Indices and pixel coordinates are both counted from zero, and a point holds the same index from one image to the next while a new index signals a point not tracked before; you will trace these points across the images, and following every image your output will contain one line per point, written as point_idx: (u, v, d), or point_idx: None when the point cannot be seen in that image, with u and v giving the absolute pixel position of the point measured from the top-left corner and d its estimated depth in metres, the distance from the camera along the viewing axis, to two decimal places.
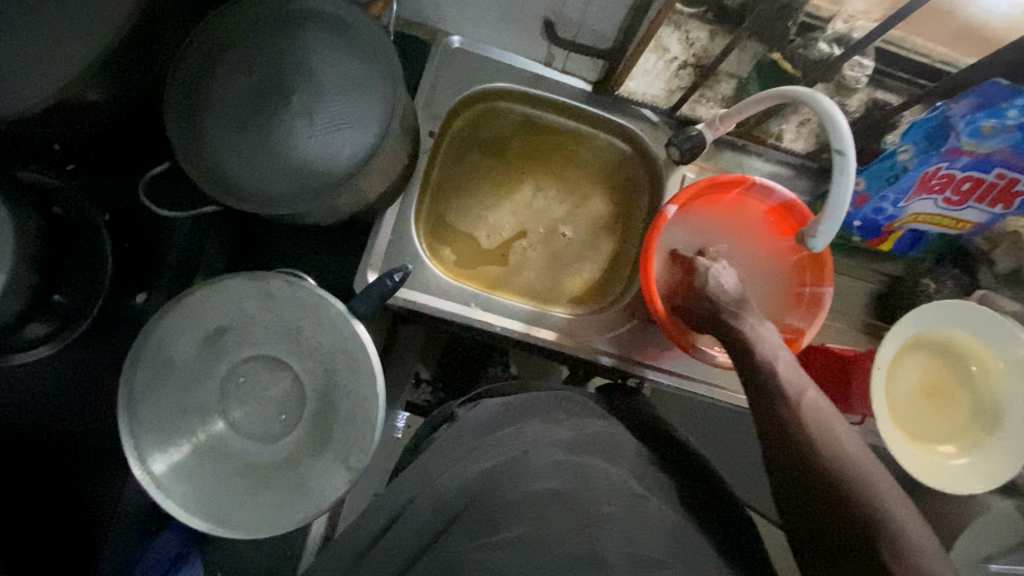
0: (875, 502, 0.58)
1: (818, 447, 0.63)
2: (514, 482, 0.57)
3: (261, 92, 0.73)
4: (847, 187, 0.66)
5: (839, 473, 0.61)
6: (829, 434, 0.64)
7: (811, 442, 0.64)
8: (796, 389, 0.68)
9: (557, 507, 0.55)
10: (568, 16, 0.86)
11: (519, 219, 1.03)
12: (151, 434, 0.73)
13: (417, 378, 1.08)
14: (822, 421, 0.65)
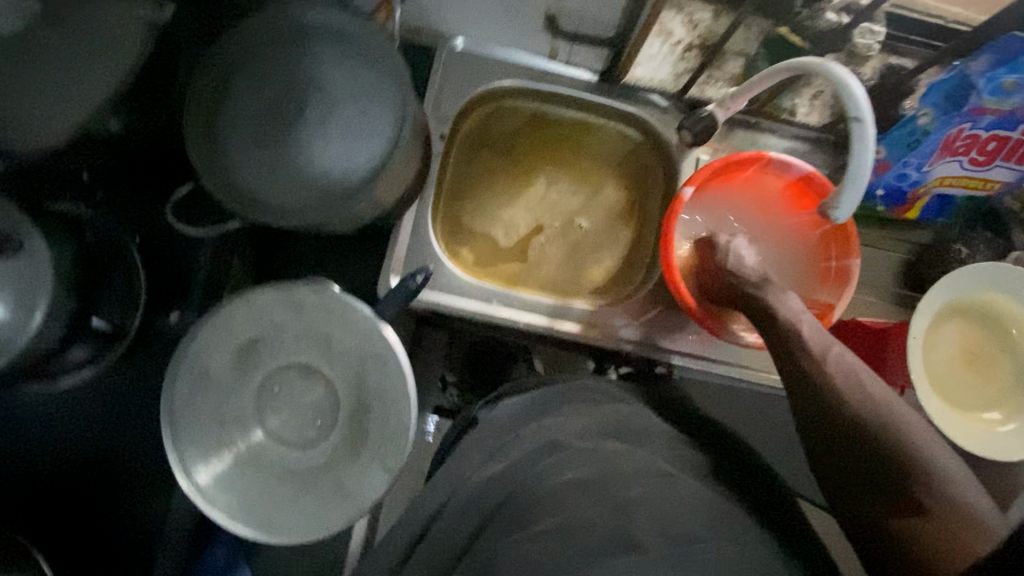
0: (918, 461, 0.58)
1: (854, 412, 0.63)
2: (544, 473, 0.57)
3: (274, 109, 0.75)
4: (870, 155, 0.65)
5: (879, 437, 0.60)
6: (863, 399, 0.64)
7: (846, 407, 0.63)
8: (822, 349, 0.69)
9: (586, 493, 0.54)
10: (567, 7, 0.86)
11: (536, 213, 1.04)
12: (194, 447, 0.75)
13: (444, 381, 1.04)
14: (855, 384, 0.65)
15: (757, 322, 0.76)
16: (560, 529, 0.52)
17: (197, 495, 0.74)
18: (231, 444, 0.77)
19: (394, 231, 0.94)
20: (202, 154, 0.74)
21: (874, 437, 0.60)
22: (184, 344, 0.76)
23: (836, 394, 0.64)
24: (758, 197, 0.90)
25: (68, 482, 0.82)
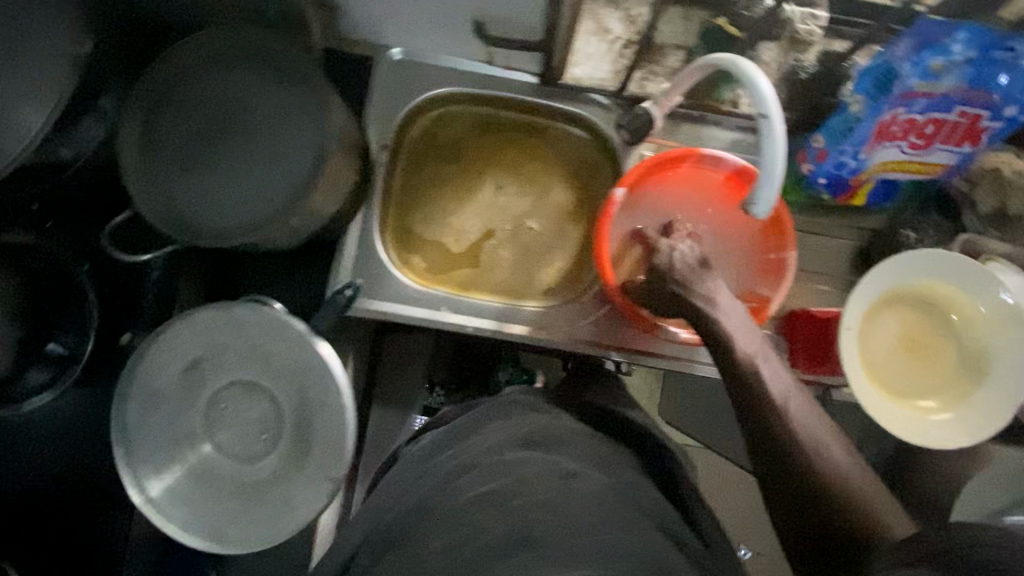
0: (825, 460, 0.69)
1: (781, 424, 0.70)
2: (458, 493, 0.63)
3: (206, 135, 0.79)
4: (780, 149, 0.65)
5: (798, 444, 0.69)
6: (789, 410, 0.71)
7: (774, 419, 0.70)
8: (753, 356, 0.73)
9: (498, 508, 0.59)
10: (493, 13, 0.87)
11: (485, 218, 1.05)
12: (146, 461, 0.78)
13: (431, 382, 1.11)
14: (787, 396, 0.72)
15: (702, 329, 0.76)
16: (465, 533, 0.58)
17: (149, 506, 0.77)
18: (180, 458, 0.79)
19: (342, 242, 0.95)
20: (138, 183, 0.77)
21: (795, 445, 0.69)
22: (132, 364, 0.78)
23: (766, 407, 0.71)
24: (694, 193, 0.89)
25: (34, 504, 0.85)
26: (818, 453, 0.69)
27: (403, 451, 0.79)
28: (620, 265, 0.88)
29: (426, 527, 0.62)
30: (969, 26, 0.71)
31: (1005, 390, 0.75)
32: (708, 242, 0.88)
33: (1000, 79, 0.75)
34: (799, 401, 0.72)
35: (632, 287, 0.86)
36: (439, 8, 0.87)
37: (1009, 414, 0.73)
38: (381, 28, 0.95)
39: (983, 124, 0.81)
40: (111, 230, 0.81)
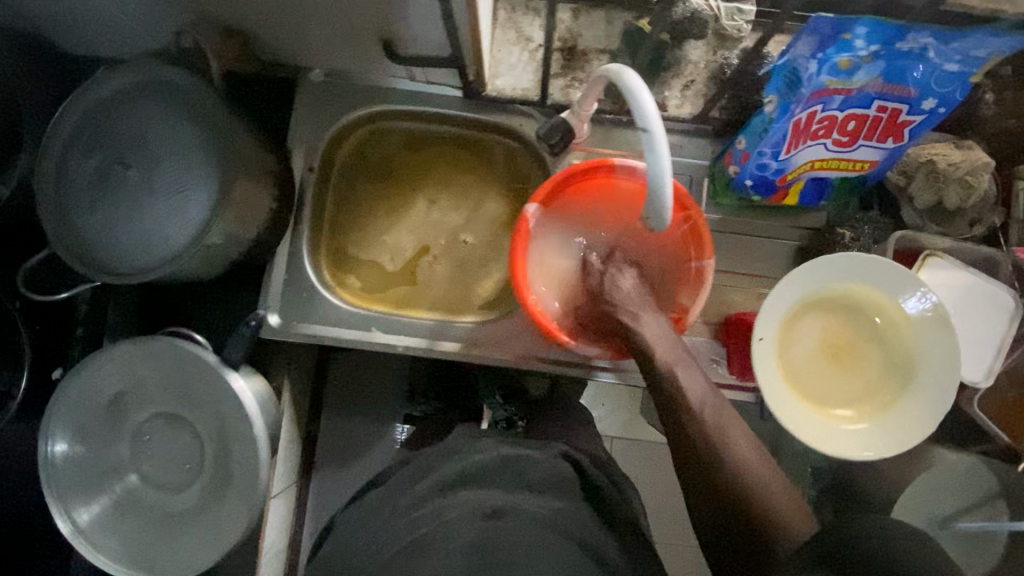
0: (746, 475, 0.67)
1: (700, 438, 0.69)
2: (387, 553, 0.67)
3: (104, 172, 0.79)
4: (665, 162, 0.63)
5: (718, 459, 0.68)
6: (709, 425, 0.70)
7: (693, 432, 0.70)
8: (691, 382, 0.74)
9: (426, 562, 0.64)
10: (399, 32, 0.86)
11: (418, 235, 1.03)
12: (73, 494, 0.80)
13: (413, 390, 1.14)
14: (708, 410, 0.71)
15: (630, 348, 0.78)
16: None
17: (79, 537, 0.79)
18: (110, 488, 0.81)
19: (270, 266, 0.95)
20: (49, 224, 0.78)
21: (713, 459, 0.68)
22: (55, 401, 0.79)
23: (686, 425, 0.71)
24: (617, 203, 0.87)
25: None
26: (738, 473, 0.67)
27: (337, 519, 0.79)
28: (562, 289, 0.88)
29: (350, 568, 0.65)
30: (868, 20, 0.66)
31: (928, 399, 0.72)
32: (633, 252, 0.87)
33: (914, 71, 0.71)
34: (719, 414, 0.71)
35: (580, 312, 0.87)
36: (347, 30, 0.87)
37: (933, 424, 0.70)
38: (298, 52, 0.95)
39: (904, 118, 0.77)
40: (28, 268, 0.85)
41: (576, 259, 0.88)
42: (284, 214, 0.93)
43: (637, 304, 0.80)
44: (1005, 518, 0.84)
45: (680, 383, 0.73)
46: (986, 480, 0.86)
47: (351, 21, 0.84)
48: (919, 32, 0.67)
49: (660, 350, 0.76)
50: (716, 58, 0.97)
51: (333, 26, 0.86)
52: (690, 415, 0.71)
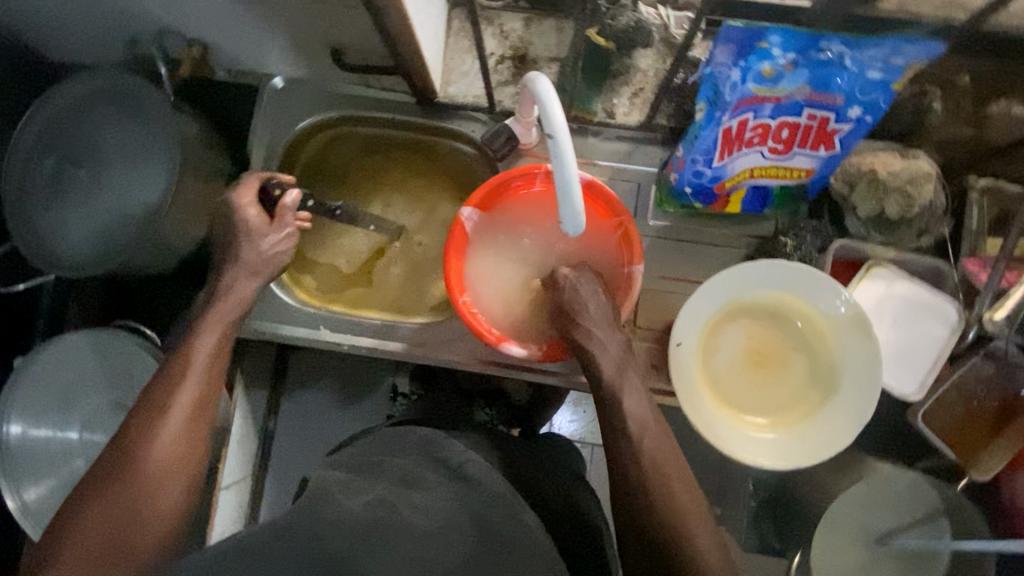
0: (667, 510, 0.64)
1: (632, 451, 0.67)
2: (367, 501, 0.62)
3: (61, 173, 0.84)
4: (571, 170, 0.64)
5: (642, 476, 0.66)
6: (641, 443, 0.67)
7: (626, 454, 0.68)
8: (628, 389, 0.70)
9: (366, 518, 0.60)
10: (346, 41, 0.89)
11: (372, 238, 1.04)
12: (22, 475, 0.83)
13: (394, 390, 1.12)
14: (645, 432, 0.68)
15: (581, 362, 0.74)
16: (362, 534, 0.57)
17: (24, 514, 0.82)
18: (58, 470, 0.84)
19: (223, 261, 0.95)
20: (12, 221, 0.83)
21: (640, 474, 0.66)
22: (12, 385, 0.84)
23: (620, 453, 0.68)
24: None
25: None
26: (661, 498, 0.65)
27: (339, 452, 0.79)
28: (507, 294, 0.86)
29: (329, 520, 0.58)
30: (779, 28, 0.66)
31: (850, 408, 0.72)
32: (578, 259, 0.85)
33: (839, 80, 0.71)
34: (655, 446, 0.68)
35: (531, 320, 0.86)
36: (297, 36, 0.90)
37: (851, 436, 0.70)
38: (258, 59, 0.99)
39: (834, 126, 0.77)
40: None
41: (519, 266, 0.87)
42: None
43: (594, 319, 0.74)
44: (948, 535, 0.82)
45: (621, 401, 0.69)
46: (930, 497, 0.84)
47: (300, 29, 0.88)
48: (831, 39, 0.67)
49: (599, 374, 0.72)
50: (664, 66, 0.97)
51: (284, 33, 0.90)
52: (624, 432, 0.68)
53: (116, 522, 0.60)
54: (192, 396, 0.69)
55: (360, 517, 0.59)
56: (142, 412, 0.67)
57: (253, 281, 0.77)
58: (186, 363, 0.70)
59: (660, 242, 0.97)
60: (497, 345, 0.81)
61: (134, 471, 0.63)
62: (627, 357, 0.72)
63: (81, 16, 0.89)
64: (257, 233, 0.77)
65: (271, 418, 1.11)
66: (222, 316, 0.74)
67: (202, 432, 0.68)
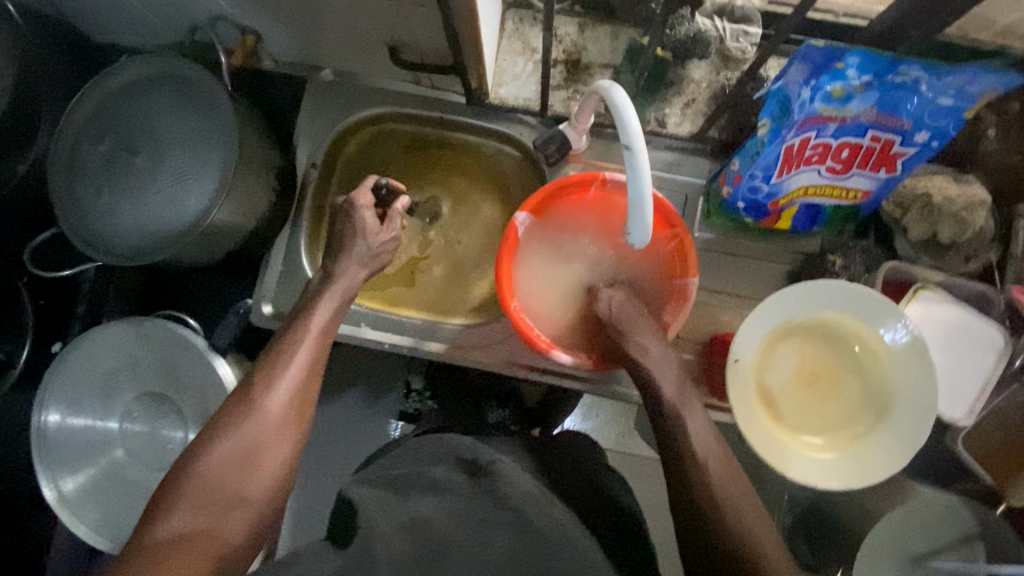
0: (732, 530, 0.62)
1: (696, 472, 0.66)
2: (412, 509, 0.61)
3: (112, 158, 0.83)
4: (646, 183, 0.63)
5: (709, 496, 0.64)
6: (705, 461, 0.66)
7: (691, 470, 0.66)
8: (686, 404, 0.71)
9: (422, 527, 0.59)
10: (405, 38, 0.88)
11: (412, 238, 1.02)
12: (62, 462, 0.84)
13: (408, 388, 1.13)
14: (710, 454, 0.67)
15: (634, 376, 0.76)
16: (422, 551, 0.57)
17: (61, 503, 0.82)
18: (99, 459, 0.86)
19: (271, 251, 0.96)
20: (60, 207, 0.83)
21: (707, 491, 0.64)
22: (51, 370, 0.84)
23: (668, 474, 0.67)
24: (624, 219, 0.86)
25: None
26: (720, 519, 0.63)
27: (375, 464, 0.74)
28: (558, 301, 0.86)
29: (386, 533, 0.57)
30: (858, 51, 0.67)
31: (903, 432, 0.72)
32: (628, 271, 0.86)
33: (909, 104, 0.71)
34: (724, 462, 0.67)
35: (580, 330, 0.85)
36: (354, 31, 0.89)
37: (904, 460, 0.70)
38: (309, 52, 0.98)
39: (896, 149, 0.77)
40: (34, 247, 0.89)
41: (569, 274, 0.87)
42: (282, 208, 0.95)
43: (647, 335, 0.76)
44: (982, 558, 0.82)
45: (685, 422, 0.69)
46: (966, 522, 0.83)
47: (359, 26, 0.87)
48: (910, 64, 0.67)
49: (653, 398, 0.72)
50: (718, 78, 0.97)
51: (342, 27, 0.88)
52: (682, 454, 0.67)
53: (237, 461, 0.60)
54: (306, 360, 0.68)
55: (402, 546, 0.57)
56: (259, 371, 0.66)
57: (363, 270, 0.78)
58: (299, 331, 0.70)
59: (705, 254, 0.97)
60: (548, 352, 0.80)
61: (256, 421, 0.62)
62: (681, 373, 0.74)
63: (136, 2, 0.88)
64: (371, 234, 0.79)
65: None
66: (333, 296, 0.74)
67: (312, 396, 0.68)
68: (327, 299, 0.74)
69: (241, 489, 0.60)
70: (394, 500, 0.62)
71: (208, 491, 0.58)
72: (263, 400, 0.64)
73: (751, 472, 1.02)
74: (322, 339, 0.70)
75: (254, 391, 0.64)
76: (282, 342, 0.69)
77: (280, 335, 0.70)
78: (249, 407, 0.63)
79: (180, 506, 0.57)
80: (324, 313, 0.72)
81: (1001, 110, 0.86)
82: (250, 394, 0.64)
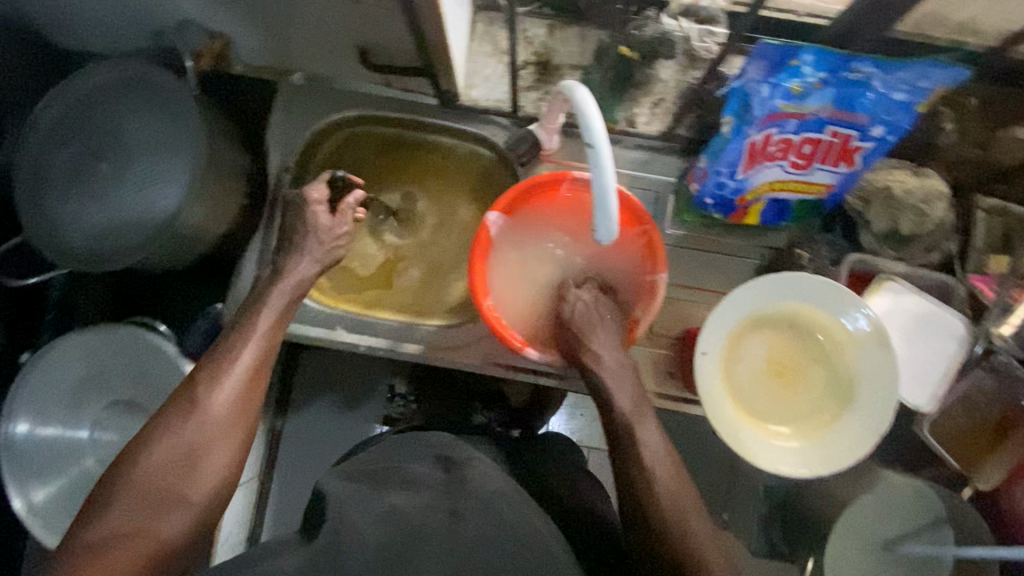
0: (679, 521, 0.64)
1: (639, 473, 0.67)
2: (386, 503, 0.61)
3: (78, 165, 0.83)
4: (610, 180, 0.63)
5: (661, 492, 0.66)
6: (648, 463, 0.68)
7: (632, 469, 0.68)
8: (633, 403, 0.72)
9: (392, 523, 0.59)
10: (373, 41, 0.89)
11: (387, 242, 1.02)
12: (31, 473, 0.83)
13: (392, 391, 1.12)
14: (664, 449, 0.69)
15: (587, 378, 0.77)
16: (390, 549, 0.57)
17: (30, 514, 0.81)
18: (69, 469, 0.84)
19: (243, 256, 0.96)
20: (25, 214, 0.82)
21: (651, 494, 0.66)
22: (18, 382, 0.83)
23: (634, 465, 0.68)
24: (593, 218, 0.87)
25: None
26: (677, 514, 0.65)
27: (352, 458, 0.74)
28: (531, 300, 0.87)
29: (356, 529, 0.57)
30: (812, 48, 0.69)
31: (868, 420, 0.73)
32: (600, 268, 0.87)
33: (864, 99, 0.73)
34: (666, 460, 0.68)
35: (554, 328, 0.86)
36: (323, 34, 0.89)
37: (870, 445, 0.72)
38: (279, 56, 0.98)
39: (855, 144, 0.79)
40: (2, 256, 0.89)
41: (542, 273, 0.88)
42: (254, 213, 0.95)
43: (599, 338, 0.77)
44: (952, 542, 0.83)
45: (637, 424, 0.70)
46: (934, 507, 0.85)
47: (327, 29, 0.87)
48: (863, 60, 0.70)
49: (618, 395, 0.73)
50: (685, 78, 0.99)
51: (310, 30, 0.89)
52: (647, 447, 0.68)
53: (176, 462, 0.58)
54: (253, 358, 0.66)
55: (373, 538, 0.56)
56: (210, 364, 0.64)
57: (313, 267, 0.77)
58: (246, 331, 0.67)
59: (677, 250, 0.99)
60: (521, 351, 0.80)
61: (199, 419, 0.61)
62: (633, 373, 0.75)
63: (101, 6, 0.88)
64: (323, 229, 0.80)
65: (279, 418, 1.10)
66: (282, 292, 0.73)
67: (259, 394, 0.65)
68: (275, 296, 0.72)
69: (183, 489, 0.58)
70: (371, 492, 0.62)
71: (149, 489, 0.57)
72: (206, 400, 0.62)
73: (727, 465, 1.03)
74: (269, 339, 0.68)
75: (197, 391, 0.62)
76: (229, 341, 0.67)
77: (225, 333, 0.68)
78: (190, 407, 0.61)
79: (117, 506, 0.56)
80: (271, 310, 0.70)
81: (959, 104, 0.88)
82: (192, 392, 0.62)
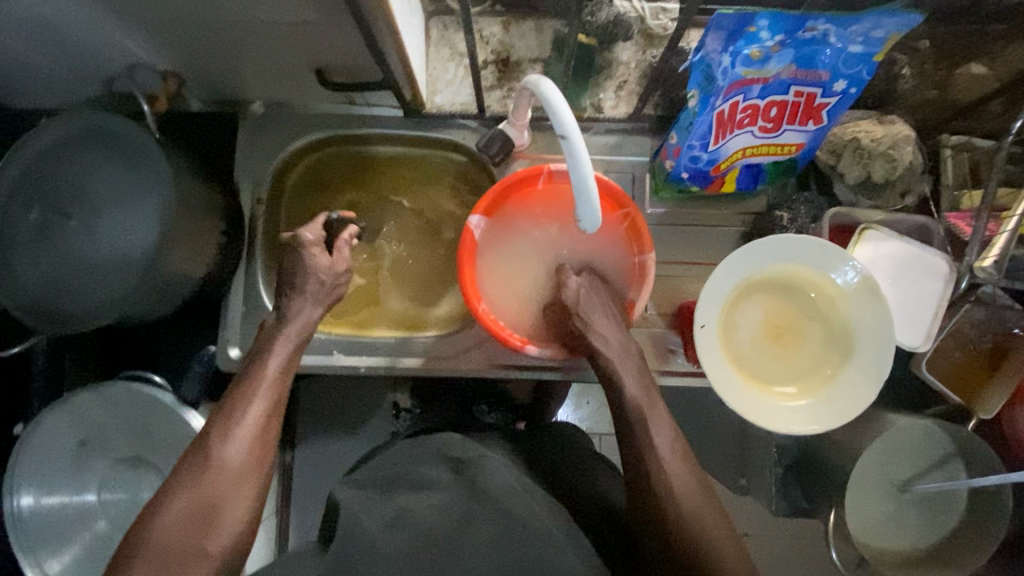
0: (686, 506, 0.64)
1: (651, 457, 0.67)
2: (402, 506, 0.61)
3: (44, 226, 0.80)
4: (586, 170, 0.60)
5: (666, 480, 0.66)
6: (661, 451, 0.68)
7: (644, 453, 0.68)
8: (641, 385, 0.73)
9: (407, 528, 0.59)
10: (330, 61, 0.88)
11: (372, 260, 1.01)
12: (43, 546, 0.85)
13: (396, 407, 1.09)
14: (665, 435, 0.69)
15: (595, 365, 0.77)
16: (411, 552, 0.57)
17: None
18: (80, 534, 0.87)
19: (227, 295, 0.96)
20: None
21: (661, 480, 0.66)
22: (16, 455, 0.83)
23: (641, 446, 0.68)
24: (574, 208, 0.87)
25: None
26: (689, 500, 0.65)
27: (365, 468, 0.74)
28: (525, 297, 0.87)
29: (373, 540, 0.57)
30: (767, 12, 0.69)
31: (868, 369, 0.76)
32: (588, 256, 0.87)
33: (823, 56, 0.74)
34: (671, 441, 0.69)
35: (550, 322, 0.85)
36: (277, 60, 0.88)
37: (874, 393, 0.74)
38: (236, 87, 0.96)
39: (820, 101, 0.80)
40: None
41: (531, 269, 0.87)
42: (233, 251, 0.94)
43: (603, 324, 0.77)
44: (960, 475, 0.86)
45: (644, 411, 0.71)
46: (942, 442, 0.87)
47: (280, 54, 0.86)
48: (816, 18, 0.71)
49: (626, 379, 0.73)
50: (645, 57, 0.99)
51: (264, 59, 0.87)
52: (646, 433, 0.69)
53: (184, 517, 0.57)
54: (264, 406, 0.65)
55: (394, 544, 0.57)
56: (220, 414, 0.64)
57: (318, 308, 0.75)
58: (253, 379, 0.67)
59: (659, 228, 0.99)
60: (522, 348, 0.80)
61: (211, 470, 0.60)
62: (633, 354, 0.76)
63: (50, 61, 0.87)
64: (322, 267, 0.76)
65: (287, 450, 1.08)
66: (289, 339, 0.72)
67: (270, 439, 0.65)
68: (281, 343, 0.71)
69: (200, 545, 0.57)
70: (382, 503, 0.62)
71: (158, 551, 0.56)
72: (220, 451, 0.61)
73: (737, 431, 1.04)
74: (278, 386, 0.68)
75: (205, 443, 0.62)
76: (236, 391, 0.66)
77: (233, 384, 0.68)
78: (196, 460, 0.61)
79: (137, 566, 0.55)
80: (279, 355, 0.70)
81: (914, 49, 0.90)
82: (205, 446, 0.61)
